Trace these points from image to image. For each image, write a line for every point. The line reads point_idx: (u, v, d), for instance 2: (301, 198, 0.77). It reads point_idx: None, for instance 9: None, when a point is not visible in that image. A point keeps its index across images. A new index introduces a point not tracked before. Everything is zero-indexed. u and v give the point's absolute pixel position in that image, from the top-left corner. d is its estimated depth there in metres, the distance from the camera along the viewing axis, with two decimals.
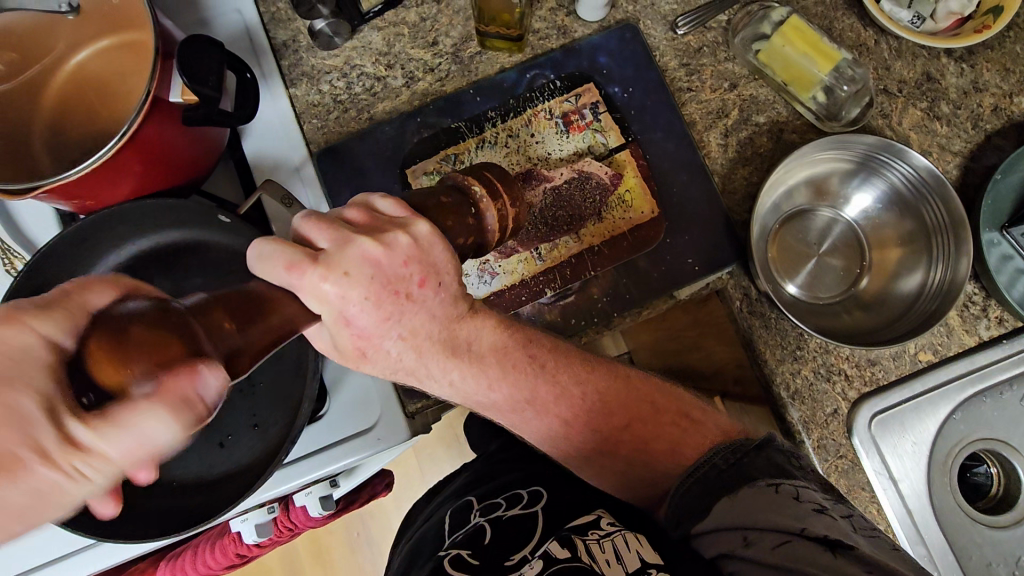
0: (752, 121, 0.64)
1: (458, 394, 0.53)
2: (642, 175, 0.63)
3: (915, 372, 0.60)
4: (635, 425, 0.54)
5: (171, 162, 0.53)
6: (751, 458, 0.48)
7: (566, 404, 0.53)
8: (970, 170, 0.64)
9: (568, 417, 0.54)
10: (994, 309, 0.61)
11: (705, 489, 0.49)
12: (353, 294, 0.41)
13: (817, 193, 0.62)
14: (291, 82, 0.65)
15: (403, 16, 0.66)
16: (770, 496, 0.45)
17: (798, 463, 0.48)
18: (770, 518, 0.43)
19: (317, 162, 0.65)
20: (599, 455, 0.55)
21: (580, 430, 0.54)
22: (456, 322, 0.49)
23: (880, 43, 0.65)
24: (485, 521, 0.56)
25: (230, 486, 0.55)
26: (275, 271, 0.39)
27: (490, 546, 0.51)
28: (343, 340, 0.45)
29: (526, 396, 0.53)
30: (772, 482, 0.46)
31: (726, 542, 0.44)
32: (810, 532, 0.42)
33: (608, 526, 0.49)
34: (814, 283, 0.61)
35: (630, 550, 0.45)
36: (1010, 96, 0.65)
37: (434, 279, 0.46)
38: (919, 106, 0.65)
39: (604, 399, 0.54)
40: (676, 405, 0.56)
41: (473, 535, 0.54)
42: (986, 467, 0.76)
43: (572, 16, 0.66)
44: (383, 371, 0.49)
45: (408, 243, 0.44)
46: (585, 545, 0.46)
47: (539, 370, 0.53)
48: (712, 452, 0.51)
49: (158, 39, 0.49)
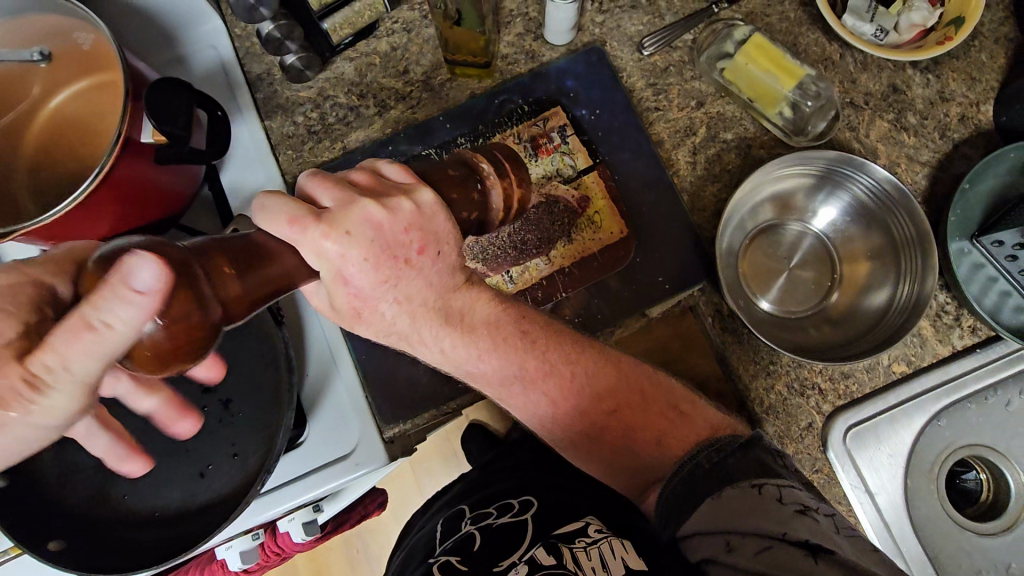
0: (719, 138, 0.65)
1: (449, 361, 0.54)
2: (610, 196, 0.64)
3: (889, 384, 0.60)
4: (623, 410, 0.55)
5: (146, 199, 0.55)
6: (738, 458, 0.46)
7: (554, 382, 0.54)
8: (939, 180, 0.64)
9: (556, 395, 0.54)
10: (966, 318, 0.61)
11: (695, 486, 0.47)
12: (354, 253, 0.43)
13: (783, 208, 0.62)
14: (266, 115, 0.67)
15: (374, 46, 0.67)
16: (754, 498, 0.42)
17: (785, 463, 0.46)
18: (750, 522, 0.41)
19: (292, 193, 0.66)
20: (588, 439, 0.56)
21: (569, 410, 0.55)
22: (451, 291, 0.52)
23: (845, 57, 0.66)
24: (475, 528, 0.56)
25: (210, 515, 0.56)
26: (279, 224, 0.40)
27: (480, 552, 0.52)
28: (340, 300, 0.47)
29: (515, 370, 0.54)
30: (754, 483, 0.43)
31: (710, 545, 0.42)
32: (792, 535, 0.39)
33: (595, 533, 0.49)
34: (786, 297, 0.61)
35: (615, 557, 0.44)
36: (977, 105, 0.65)
37: (434, 247, 0.47)
38: (886, 117, 0.65)
39: (595, 384, 0.55)
40: (667, 397, 0.55)
41: (463, 542, 0.55)
42: (974, 473, 0.76)
43: (540, 40, 0.67)
44: (377, 332, 0.52)
45: (410, 208, 0.45)
46: (572, 553, 0.46)
47: (529, 346, 0.54)
48: (696, 451, 0.50)
49: (128, 81, 0.50)
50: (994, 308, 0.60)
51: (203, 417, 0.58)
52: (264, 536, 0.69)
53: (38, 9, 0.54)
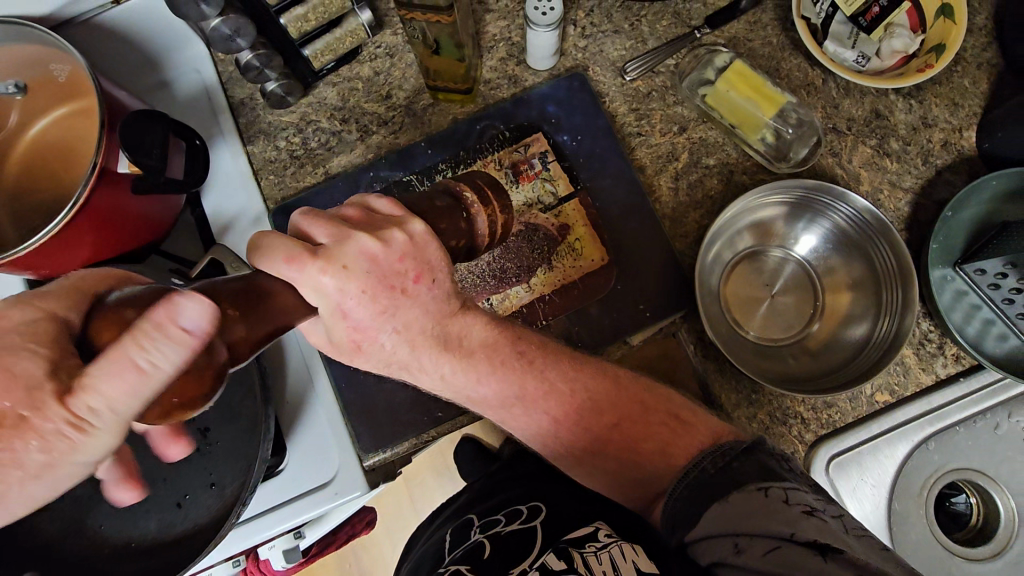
0: (701, 163, 0.64)
1: (449, 388, 0.53)
2: (591, 223, 0.64)
3: (873, 413, 0.60)
4: (625, 423, 0.52)
5: (125, 227, 0.55)
6: (741, 462, 0.43)
7: (555, 401, 0.53)
8: (922, 206, 0.64)
9: (557, 414, 0.53)
10: (950, 347, 0.60)
11: (698, 494, 0.43)
12: (351, 287, 0.43)
13: (764, 235, 0.62)
14: (248, 140, 0.67)
15: (357, 71, 0.67)
16: (760, 500, 0.40)
17: (789, 466, 0.43)
18: (758, 523, 0.39)
19: (273, 219, 0.66)
20: (592, 452, 0.53)
21: (569, 428, 0.53)
22: (448, 317, 0.50)
23: (827, 82, 0.66)
24: (484, 537, 0.54)
25: (187, 545, 0.55)
26: (275, 264, 0.40)
27: (489, 560, 0.49)
28: (340, 333, 0.46)
29: (516, 392, 0.52)
30: (762, 486, 0.41)
31: (719, 547, 0.39)
32: (802, 536, 0.37)
33: (606, 537, 0.45)
34: (767, 326, 0.61)
35: (626, 560, 0.41)
36: (960, 131, 0.65)
37: (429, 275, 0.47)
38: (868, 143, 0.65)
39: (596, 399, 0.53)
40: (668, 404, 0.53)
41: (472, 551, 0.52)
42: (965, 496, 0.75)
43: (523, 65, 0.67)
44: (378, 364, 0.51)
45: (403, 239, 0.46)
46: (582, 556, 0.42)
47: (527, 366, 0.53)
48: (701, 456, 0.46)
49: (106, 112, 0.51)
50: (977, 338, 0.60)
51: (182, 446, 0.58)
52: (246, 563, 0.68)
53: (13, 37, 0.52)
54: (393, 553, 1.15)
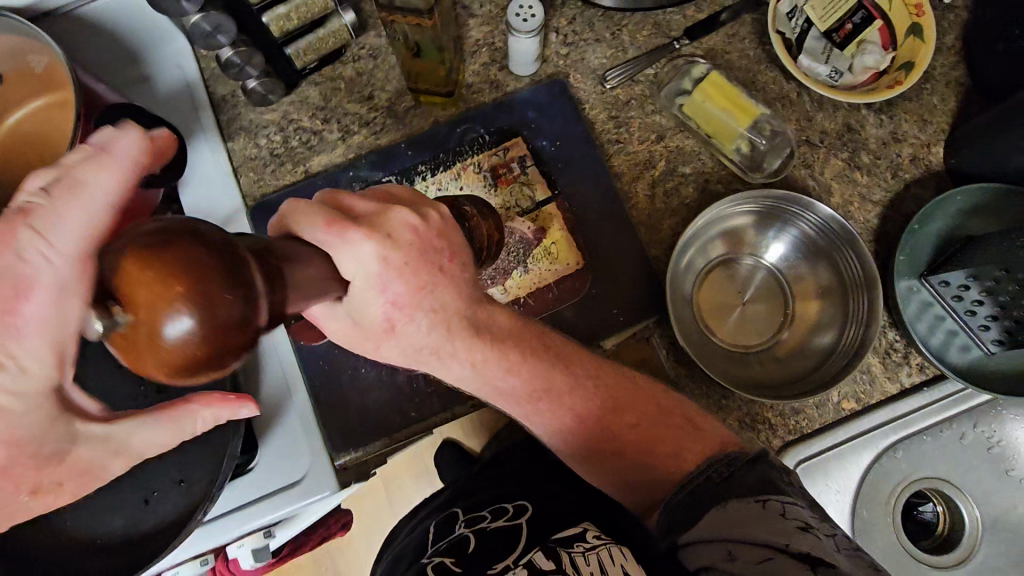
0: (678, 172, 0.66)
1: (479, 378, 0.52)
2: (568, 228, 0.65)
3: (839, 421, 0.61)
4: (642, 424, 0.53)
5: None
6: (744, 472, 0.45)
7: (578, 397, 0.53)
8: (890, 219, 0.65)
9: (581, 410, 0.53)
10: (915, 356, 0.62)
11: (697, 501, 0.45)
12: (390, 256, 0.42)
13: (735, 243, 0.63)
14: (229, 136, 0.67)
15: (340, 71, 0.68)
16: (756, 511, 0.41)
17: (790, 481, 0.44)
18: (753, 532, 0.39)
19: (250, 216, 0.66)
20: (606, 452, 0.54)
21: (589, 426, 0.53)
22: (477, 303, 0.50)
23: (801, 96, 0.67)
24: (469, 532, 0.53)
25: (153, 542, 0.55)
26: (315, 228, 0.39)
27: (473, 556, 0.48)
28: (375, 311, 0.44)
29: (543, 384, 0.52)
30: (759, 498, 0.42)
31: (710, 553, 0.39)
32: (794, 547, 0.38)
33: (595, 539, 0.46)
34: (738, 333, 0.62)
35: (615, 563, 0.41)
36: (928, 147, 0.67)
37: (458, 256, 0.48)
38: (840, 156, 0.67)
39: (617, 398, 0.54)
40: (680, 410, 0.53)
41: (456, 544, 0.52)
42: (932, 505, 0.76)
43: (505, 70, 0.68)
44: (404, 350, 0.49)
45: (436, 220, 0.47)
46: (570, 556, 0.43)
47: (556, 358, 0.53)
48: (705, 463, 0.48)
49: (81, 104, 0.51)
50: (940, 348, 0.61)
51: None
52: (214, 562, 0.67)
53: None
54: (368, 555, 1.14)
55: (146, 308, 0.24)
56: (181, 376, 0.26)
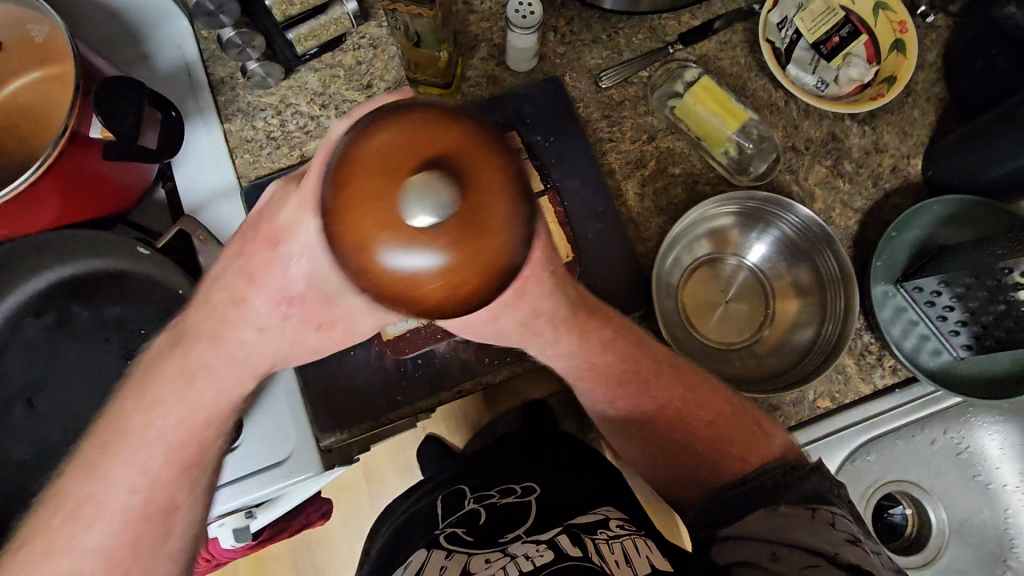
0: (667, 172, 0.67)
1: (573, 356, 0.54)
2: (560, 220, 0.64)
3: (814, 418, 0.63)
4: (718, 423, 0.55)
5: (91, 194, 0.56)
6: (802, 480, 0.49)
7: (665, 386, 0.56)
8: (869, 225, 0.68)
9: (661, 398, 0.56)
10: (889, 359, 0.64)
11: (740, 500, 0.50)
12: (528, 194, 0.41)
13: (719, 243, 0.64)
14: (226, 117, 0.67)
15: (340, 59, 0.68)
16: (806, 517, 0.45)
17: (841, 494, 0.48)
18: (797, 536, 0.44)
19: (244, 197, 0.66)
20: (666, 446, 0.57)
21: (662, 415, 0.57)
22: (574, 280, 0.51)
23: (789, 104, 0.70)
24: (480, 506, 0.60)
25: None
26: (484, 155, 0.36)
27: (486, 527, 0.56)
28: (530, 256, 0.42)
29: (633, 370, 0.55)
30: (808, 506, 0.46)
31: (753, 551, 0.44)
32: (841, 558, 0.42)
33: (617, 528, 0.51)
34: (721, 331, 0.64)
35: (640, 555, 0.47)
36: (907, 158, 0.69)
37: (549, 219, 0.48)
38: (824, 163, 0.69)
39: (695, 395, 0.56)
40: (753, 412, 0.56)
41: (468, 517, 0.59)
42: (902, 507, 0.78)
43: (502, 66, 0.70)
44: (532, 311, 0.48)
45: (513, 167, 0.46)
46: (595, 543, 0.48)
47: (637, 343, 0.55)
48: (769, 466, 0.51)
49: (81, 76, 0.51)
50: (913, 350, 0.63)
51: None
52: None
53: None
54: (346, 545, 1.14)
55: (434, 230, 0.26)
56: (428, 285, 0.27)
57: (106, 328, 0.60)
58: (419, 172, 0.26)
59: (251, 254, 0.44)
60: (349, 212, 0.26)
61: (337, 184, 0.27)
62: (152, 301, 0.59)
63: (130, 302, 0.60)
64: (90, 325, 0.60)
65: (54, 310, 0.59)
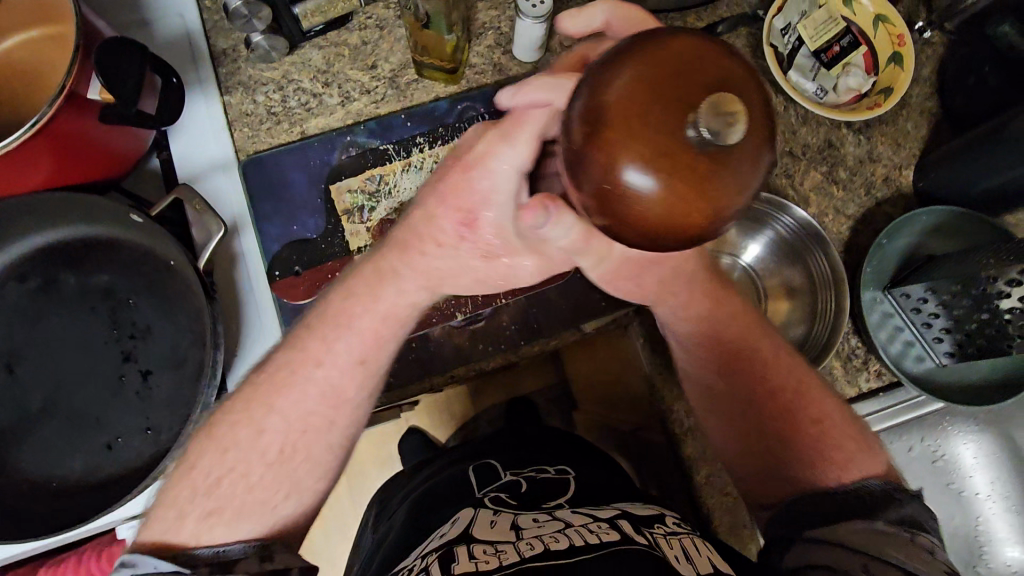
0: None
1: (704, 321, 0.57)
2: None
3: None
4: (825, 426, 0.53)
5: (85, 157, 0.55)
6: (905, 504, 0.46)
7: (784, 370, 0.55)
8: (860, 232, 0.69)
9: (773, 386, 0.55)
10: (873, 364, 0.66)
11: (830, 508, 0.47)
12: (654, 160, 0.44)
13: (715, 243, 0.66)
14: (226, 90, 0.66)
15: (345, 38, 0.68)
16: (904, 540, 0.42)
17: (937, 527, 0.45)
18: (893, 556, 0.41)
19: (242, 170, 0.65)
20: (761, 436, 0.54)
21: (769, 402, 0.54)
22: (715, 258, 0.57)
23: (788, 110, 0.71)
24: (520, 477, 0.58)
25: (117, 487, 0.55)
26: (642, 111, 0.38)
27: (526, 497, 0.54)
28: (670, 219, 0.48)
29: (760, 352, 0.56)
30: (907, 531, 0.43)
31: (840, 559, 0.42)
32: None
33: (675, 525, 0.49)
34: None
35: (699, 553, 0.44)
36: (899, 169, 0.71)
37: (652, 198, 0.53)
38: (819, 170, 0.70)
39: (806, 390, 0.54)
40: (860, 425, 0.54)
41: (509, 485, 0.57)
42: None
43: (509, 55, 0.69)
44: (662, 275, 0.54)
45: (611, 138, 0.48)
46: (653, 535, 0.45)
47: (758, 323, 0.57)
48: (872, 483, 0.48)
49: (81, 35, 0.50)
50: (896, 355, 0.65)
51: (120, 388, 0.57)
52: None
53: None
54: None
55: (698, 158, 0.28)
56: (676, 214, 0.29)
57: (91, 296, 0.58)
58: (688, 104, 0.28)
59: (455, 174, 0.45)
60: (617, 125, 0.28)
61: (607, 100, 0.29)
62: (144, 272, 0.59)
63: (119, 271, 0.59)
64: (75, 292, 0.58)
65: (40, 274, 0.58)
